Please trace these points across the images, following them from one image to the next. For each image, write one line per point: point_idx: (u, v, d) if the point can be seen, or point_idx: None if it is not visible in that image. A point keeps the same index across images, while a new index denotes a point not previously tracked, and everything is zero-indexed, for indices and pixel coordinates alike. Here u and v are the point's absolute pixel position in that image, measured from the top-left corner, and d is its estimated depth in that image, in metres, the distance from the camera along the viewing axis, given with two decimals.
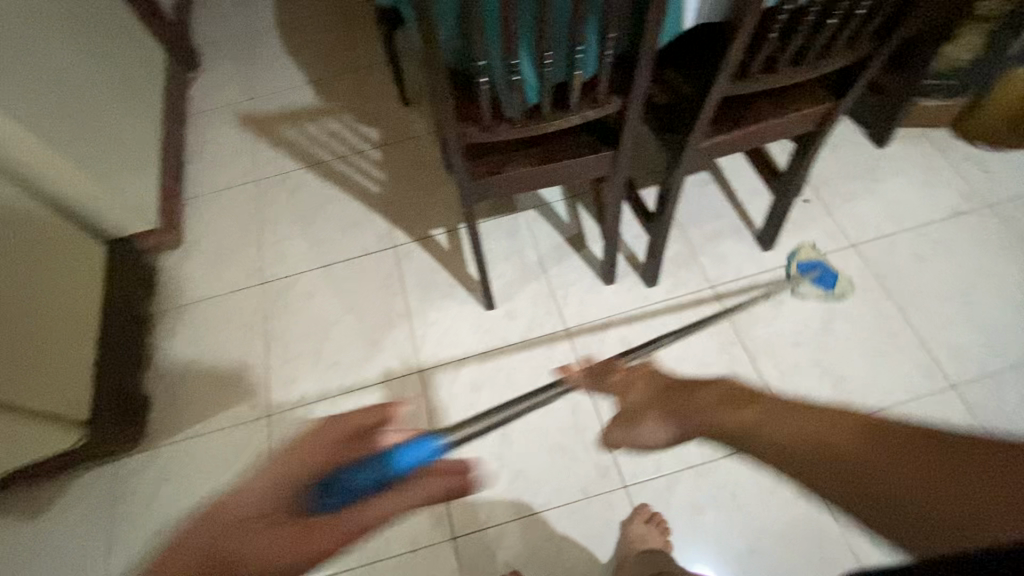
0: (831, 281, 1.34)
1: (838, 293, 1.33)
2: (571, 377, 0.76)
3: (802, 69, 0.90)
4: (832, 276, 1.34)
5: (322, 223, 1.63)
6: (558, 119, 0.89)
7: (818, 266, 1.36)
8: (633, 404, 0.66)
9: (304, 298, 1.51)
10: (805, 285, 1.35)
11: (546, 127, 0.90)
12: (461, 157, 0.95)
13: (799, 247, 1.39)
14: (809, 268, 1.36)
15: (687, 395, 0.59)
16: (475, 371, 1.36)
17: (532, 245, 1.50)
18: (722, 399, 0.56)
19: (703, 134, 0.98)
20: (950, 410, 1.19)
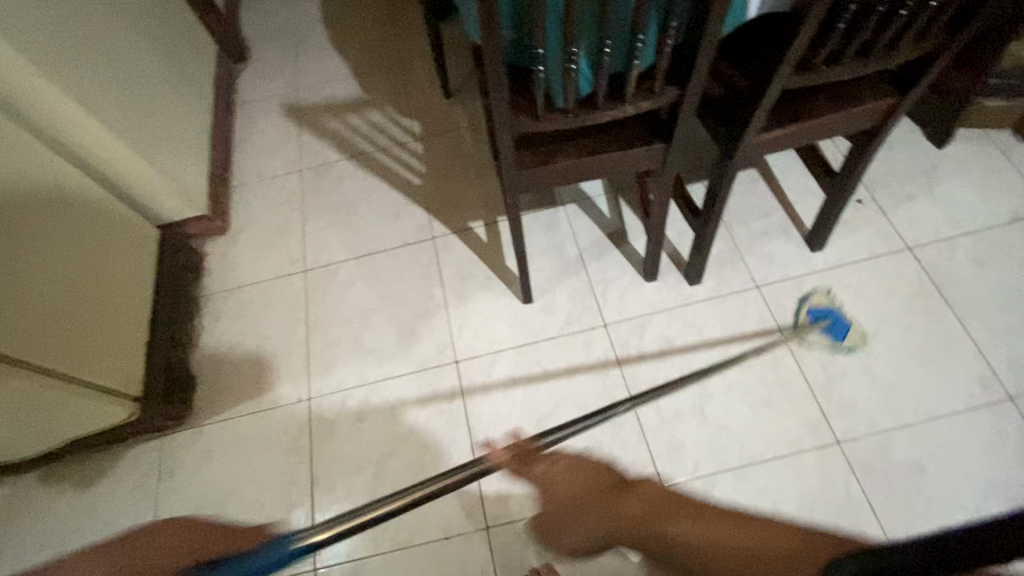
0: (842, 331, 1.26)
1: (849, 345, 1.25)
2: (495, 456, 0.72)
3: (867, 63, 0.87)
4: (843, 327, 1.26)
5: (363, 214, 1.65)
6: (612, 110, 0.89)
7: (830, 315, 1.28)
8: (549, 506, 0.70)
9: (346, 286, 1.53)
10: (813, 334, 1.27)
11: (598, 118, 0.89)
12: (511, 148, 0.95)
13: (812, 291, 1.31)
14: (821, 315, 1.28)
15: None
16: (511, 364, 1.36)
17: (572, 239, 1.50)
18: None
19: (758, 128, 0.96)
20: (1008, 423, 1.14)
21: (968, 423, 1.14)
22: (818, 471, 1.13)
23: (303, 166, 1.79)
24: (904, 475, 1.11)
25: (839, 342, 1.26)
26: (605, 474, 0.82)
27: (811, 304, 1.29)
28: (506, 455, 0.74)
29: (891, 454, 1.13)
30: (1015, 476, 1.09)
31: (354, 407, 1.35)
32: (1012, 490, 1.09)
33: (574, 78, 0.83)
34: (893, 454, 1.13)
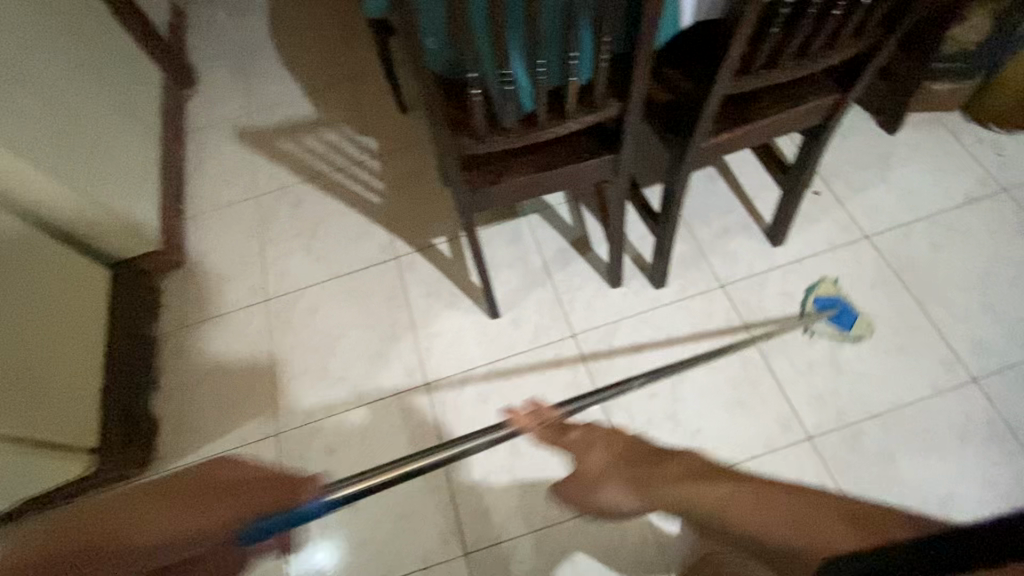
0: (849, 321, 1.25)
1: (854, 335, 1.24)
2: (519, 416, 0.71)
3: (806, 64, 0.87)
4: (850, 316, 1.25)
5: (323, 237, 1.62)
6: (555, 126, 0.87)
7: (837, 304, 1.27)
8: (594, 468, 0.70)
9: (310, 313, 1.50)
10: (819, 323, 1.26)
11: (543, 135, 0.87)
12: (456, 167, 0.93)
13: (819, 281, 1.31)
14: (828, 304, 1.27)
15: (654, 467, 0.65)
16: (482, 382, 1.34)
17: (537, 249, 1.48)
18: (687, 473, 0.61)
19: (705, 133, 0.95)
20: (972, 405, 1.15)
21: (935, 407, 1.16)
22: (791, 467, 1.13)
23: (258, 192, 1.74)
24: (875, 465, 1.12)
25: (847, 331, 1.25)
26: (643, 447, 0.69)
27: (818, 292, 1.28)
28: (532, 415, 0.72)
29: (863, 444, 1.14)
30: (983, 458, 1.11)
31: (326, 439, 1.32)
32: (980, 471, 1.10)
33: (513, 93, 0.81)
34: (865, 445, 1.14)
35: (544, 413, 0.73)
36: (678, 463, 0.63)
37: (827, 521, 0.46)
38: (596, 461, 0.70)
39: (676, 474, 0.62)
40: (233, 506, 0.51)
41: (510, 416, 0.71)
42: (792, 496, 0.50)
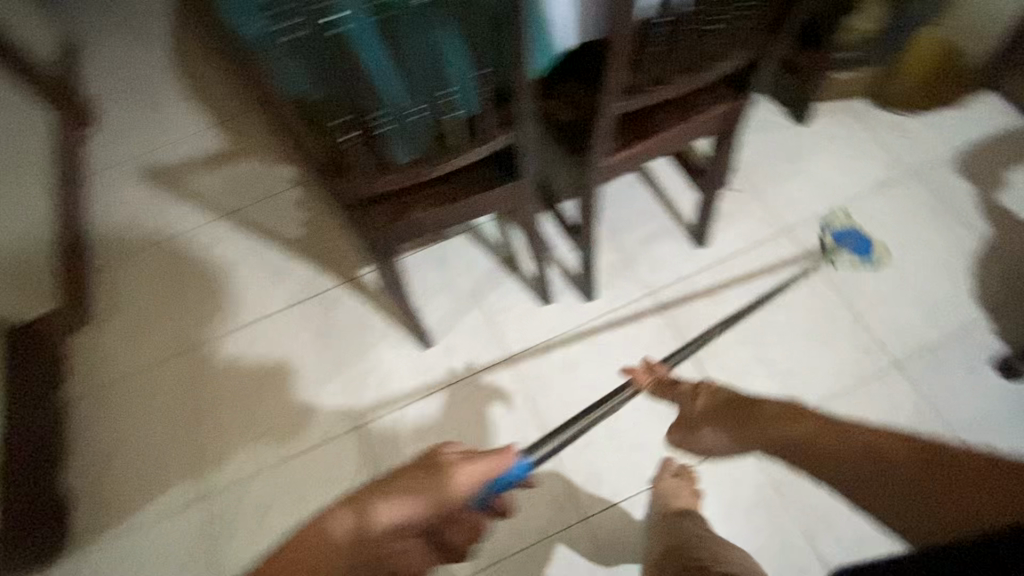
0: (865, 248, 1.31)
1: (874, 260, 1.31)
2: (639, 381, 0.81)
3: (695, 77, 0.84)
4: (867, 243, 1.31)
5: (243, 277, 1.53)
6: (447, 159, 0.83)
7: (851, 234, 1.33)
8: (698, 416, 0.77)
9: (232, 361, 1.41)
10: (840, 254, 1.32)
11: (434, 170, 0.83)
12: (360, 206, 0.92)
13: (831, 214, 1.37)
14: (844, 235, 1.33)
15: (753, 409, 0.66)
16: (419, 417, 1.29)
17: (466, 272, 1.44)
18: (782, 412, 0.62)
19: (605, 152, 0.92)
20: (896, 390, 1.18)
21: (862, 397, 1.18)
22: (733, 473, 1.16)
23: (171, 233, 1.64)
24: None
25: (866, 259, 1.31)
26: (728, 395, 0.73)
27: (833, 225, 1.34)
28: (643, 377, 0.82)
29: None
30: None
31: (259, 496, 1.25)
32: None
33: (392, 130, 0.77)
34: None
35: (647, 373, 0.82)
36: (775, 404, 0.64)
37: (944, 488, 0.46)
38: (700, 407, 0.76)
39: (770, 416, 0.63)
40: (405, 495, 0.62)
41: (630, 380, 0.82)
42: (901, 450, 0.49)
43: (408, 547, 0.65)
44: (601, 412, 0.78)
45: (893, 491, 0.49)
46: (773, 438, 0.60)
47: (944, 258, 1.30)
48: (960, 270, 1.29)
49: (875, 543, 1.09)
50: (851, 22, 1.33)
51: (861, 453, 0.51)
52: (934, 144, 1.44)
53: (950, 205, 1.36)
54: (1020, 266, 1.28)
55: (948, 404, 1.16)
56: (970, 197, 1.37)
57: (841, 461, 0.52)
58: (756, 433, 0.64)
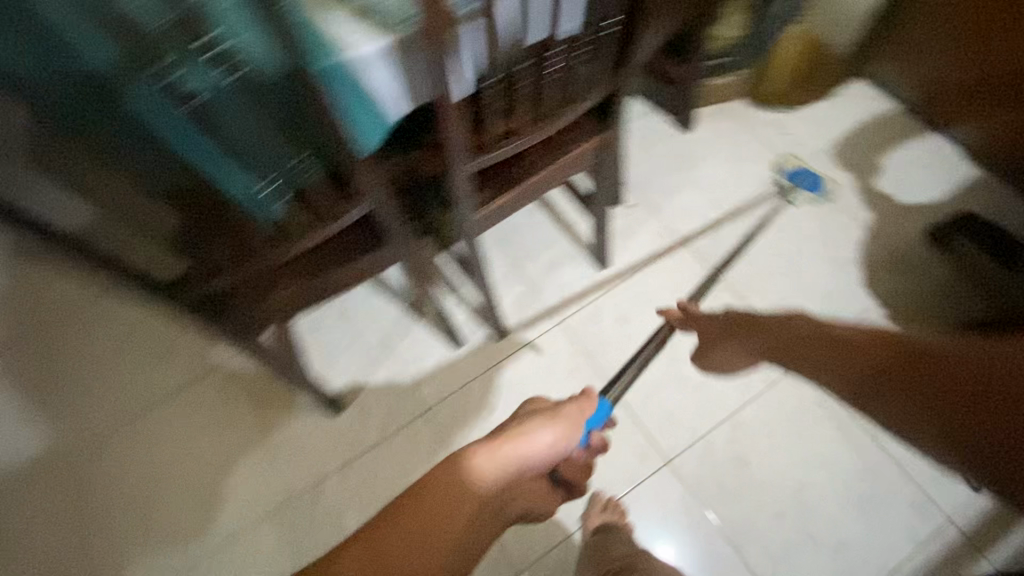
0: (818, 185, 1.40)
1: (826, 195, 1.41)
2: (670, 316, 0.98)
3: (546, 124, 0.80)
4: (818, 180, 1.40)
5: (123, 361, 1.34)
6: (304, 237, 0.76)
7: (804, 172, 1.42)
8: (716, 335, 0.95)
9: (119, 460, 1.25)
10: (797, 193, 1.41)
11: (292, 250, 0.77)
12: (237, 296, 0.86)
13: (783, 157, 1.45)
14: (798, 174, 1.42)
15: (769, 327, 0.84)
16: (338, 490, 1.21)
17: (373, 323, 1.36)
18: (791, 333, 0.79)
19: (472, 207, 0.88)
20: (804, 388, 1.20)
21: (773, 399, 1.20)
22: (655, 495, 1.14)
23: (13, 327, 1.39)
24: (730, 471, 1.14)
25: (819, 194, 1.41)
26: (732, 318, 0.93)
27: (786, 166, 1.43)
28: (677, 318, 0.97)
29: (716, 454, 1.16)
30: (823, 438, 1.16)
31: None
32: (821, 451, 1.15)
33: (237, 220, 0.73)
34: (718, 454, 1.16)
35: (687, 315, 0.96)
36: (795, 322, 0.79)
37: (965, 382, 0.61)
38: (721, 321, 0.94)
39: (783, 336, 0.79)
40: (546, 427, 0.74)
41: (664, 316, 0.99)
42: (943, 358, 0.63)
43: (536, 486, 0.78)
44: (651, 346, 0.98)
45: (908, 400, 0.64)
46: (782, 349, 0.79)
47: (834, 248, 1.35)
48: (850, 259, 1.33)
49: (802, 548, 1.08)
50: (715, 32, 1.37)
51: (854, 354, 0.70)
52: (812, 137, 1.49)
53: (833, 195, 1.41)
54: (902, 248, 1.33)
55: None
56: (851, 185, 1.42)
57: (826, 372, 0.71)
58: (767, 344, 0.83)
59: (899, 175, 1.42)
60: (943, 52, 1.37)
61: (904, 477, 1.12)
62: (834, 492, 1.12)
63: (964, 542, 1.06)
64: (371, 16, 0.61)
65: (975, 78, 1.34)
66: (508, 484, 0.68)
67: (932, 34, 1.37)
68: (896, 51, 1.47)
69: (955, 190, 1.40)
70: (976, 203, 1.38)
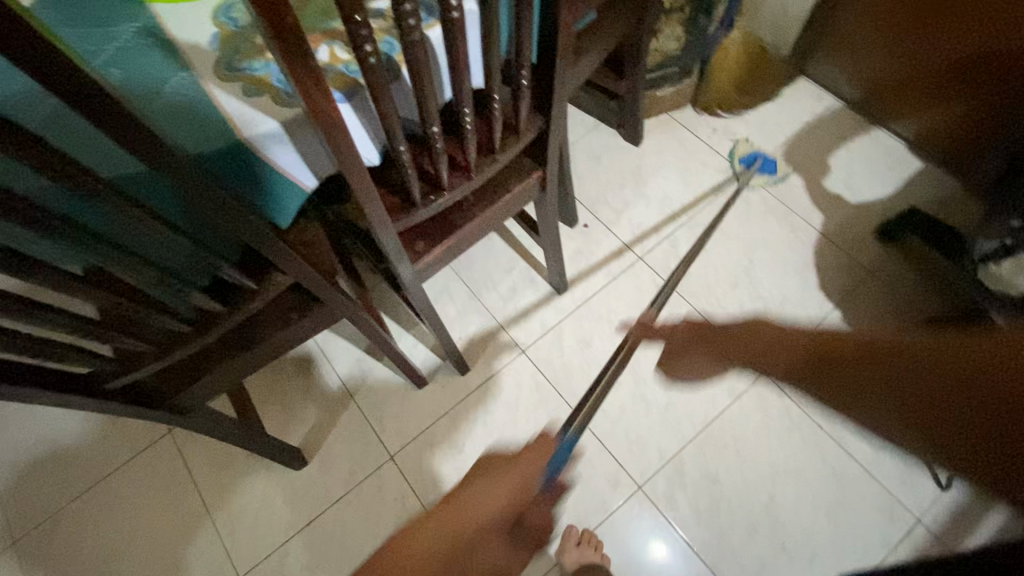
0: (772, 166, 1.43)
1: (780, 176, 1.43)
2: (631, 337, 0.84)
3: (473, 175, 0.77)
4: (772, 162, 1.44)
5: (71, 433, 1.29)
6: (237, 309, 0.71)
7: (758, 156, 1.44)
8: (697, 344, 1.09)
9: (74, 540, 1.20)
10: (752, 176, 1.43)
11: (226, 324, 0.71)
12: (173, 383, 0.80)
13: (736, 143, 1.48)
14: (751, 160, 1.45)
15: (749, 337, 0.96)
16: (306, 549, 1.17)
17: (331, 369, 1.33)
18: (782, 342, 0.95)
19: (407, 260, 0.85)
20: (769, 400, 1.20)
21: (738, 415, 1.19)
22: (628, 524, 1.12)
23: None
24: (701, 491, 1.13)
25: (773, 176, 1.43)
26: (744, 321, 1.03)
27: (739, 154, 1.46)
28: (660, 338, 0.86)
29: (685, 476, 1.15)
30: (791, 450, 1.15)
31: None
32: (791, 464, 1.15)
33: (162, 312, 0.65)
34: (688, 475, 1.15)
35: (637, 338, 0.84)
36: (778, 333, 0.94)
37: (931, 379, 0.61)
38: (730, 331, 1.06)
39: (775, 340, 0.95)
40: (496, 486, 0.66)
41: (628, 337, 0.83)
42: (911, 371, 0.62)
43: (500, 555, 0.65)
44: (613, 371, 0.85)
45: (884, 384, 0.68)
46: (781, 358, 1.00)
47: (789, 252, 1.35)
48: (805, 263, 1.33)
49: (776, 564, 1.07)
50: (653, 46, 1.35)
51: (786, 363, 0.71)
52: (759, 143, 1.49)
53: (784, 199, 1.41)
54: (856, 248, 1.34)
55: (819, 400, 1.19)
56: (801, 188, 1.42)
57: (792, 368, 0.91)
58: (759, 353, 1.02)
59: (848, 175, 1.43)
60: (878, 50, 1.39)
61: (870, 481, 1.12)
62: (803, 504, 1.11)
63: (933, 542, 1.06)
64: (265, 89, 0.59)
65: (911, 75, 1.35)
66: (472, 552, 0.61)
67: (866, 34, 1.39)
68: (834, 51, 1.48)
69: (902, 185, 1.40)
70: (924, 197, 1.39)
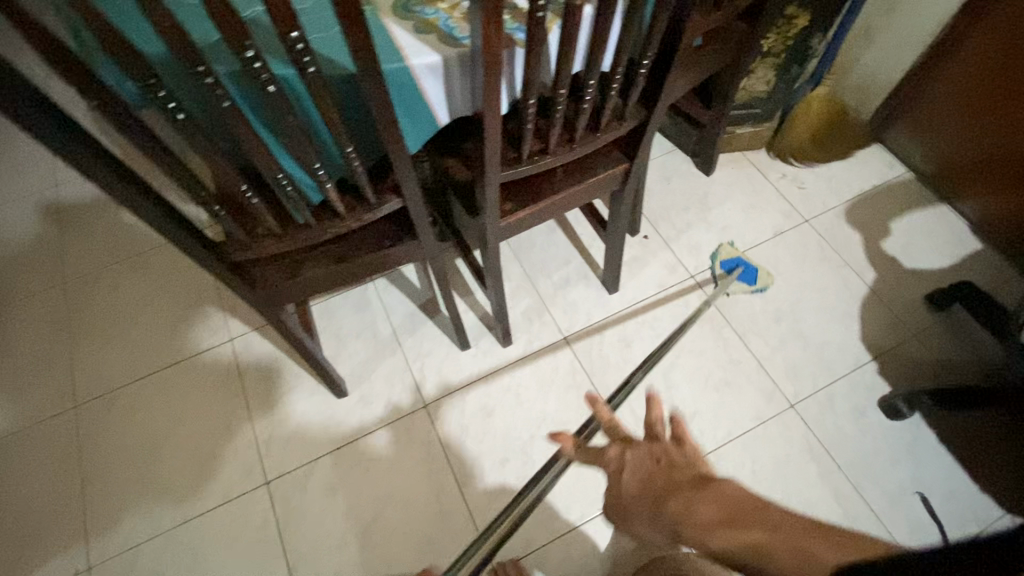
0: (753, 275, 1.42)
1: (761, 285, 1.41)
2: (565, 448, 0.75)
3: (575, 149, 0.87)
4: (753, 271, 1.42)
5: (144, 324, 1.41)
6: (353, 218, 0.81)
7: (740, 263, 1.43)
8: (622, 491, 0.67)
9: (127, 416, 1.30)
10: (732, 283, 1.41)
11: (341, 227, 0.81)
12: (279, 276, 0.91)
13: (719, 247, 1.47)
14: (732, 266, 1.43)
15: (688, 494, 0.61)
16: (330, 472, 1.24)
17: (385, 317, 1.42)
18: (720, 506, 0.58)
19: (498, 215, 0.94)
20: (793, 431, 1.24)
21: (759, 439, 1.23)
22: None
23: (53, 280, 1.48)
24: None
25: (753, 286, 1.41)
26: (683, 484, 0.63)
27: (721, 258, 1.45)
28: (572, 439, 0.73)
29: None
30: (806, 484, 1.18)
31: (146, 568, 1.15)
32: (804, 497, 1.17)
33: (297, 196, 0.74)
34: None
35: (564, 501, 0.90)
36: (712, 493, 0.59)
37: None
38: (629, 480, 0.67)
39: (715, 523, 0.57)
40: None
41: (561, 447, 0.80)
42: None
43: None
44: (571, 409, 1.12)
45: None
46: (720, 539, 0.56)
47: (836, 301, 1.39)
48: (849, 313, 1.38)
49: None
50: (743, 84, 1.44)
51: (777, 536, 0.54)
52: (826, 196, 1.56)
53: (842, 251, 1.47)
54: (902, 309, 1.38)
55: (842, 443, 1.22)
56: (859, 244, 1.47)
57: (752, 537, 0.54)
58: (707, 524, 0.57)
59: (906, 241, 1.48)
60: (961, 130, 1.44)
61: (878, 525, 1.14)
62: None
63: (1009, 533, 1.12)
64: (433, 30, 0.70)
65: (986, 161, 1.41)
66: None
67: (948, 111, 1.45)
68: (913, 125, 1.55)
69: (959, 262, 1.44)
70: (978, 275, 1.42)
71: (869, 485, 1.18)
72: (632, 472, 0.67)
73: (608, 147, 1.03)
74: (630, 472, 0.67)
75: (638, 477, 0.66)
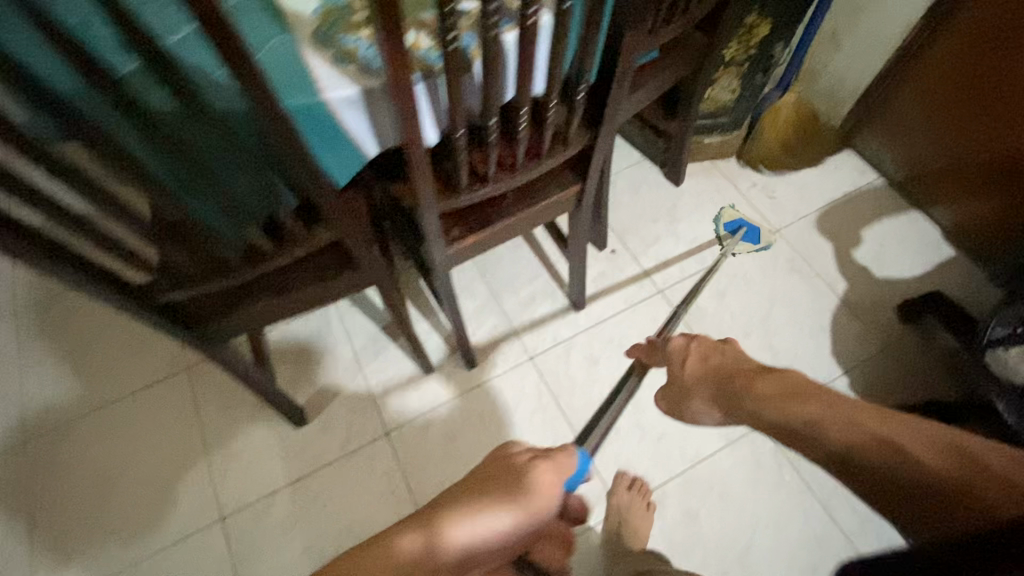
0: (757, 235, 1.41)
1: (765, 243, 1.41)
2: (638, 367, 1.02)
3: (516, 175, 0.83)
4: (757, 231, 1.41)
5: (97, 355, 1.37)
6: (280, 253, 0.78)
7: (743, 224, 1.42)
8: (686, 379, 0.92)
9: (79, 451, 1.26)
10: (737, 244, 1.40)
11: (267, 263, 0.78)
12: (211, 312, 0.87)
13: (721, 210, 1.47)
14: (735, 228, 1.42)
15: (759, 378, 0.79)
16: (289, 505, 1.21)
17: (347, 340, 1.38)
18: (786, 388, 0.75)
19: (441, 243, 0.91)
20: (761, 450, 1.21)
21: (728, 459, 1.20)
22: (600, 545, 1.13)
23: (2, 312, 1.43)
24: (681, 527, 1.14)
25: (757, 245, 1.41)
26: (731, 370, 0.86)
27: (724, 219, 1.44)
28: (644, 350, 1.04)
29: (663, 508, 1.16)
30: (775, 505, 1.16)
31: None
32: (773, 519, 1.15)
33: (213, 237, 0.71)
34: (668, 507, 1.16)
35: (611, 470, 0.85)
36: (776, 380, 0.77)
37: None
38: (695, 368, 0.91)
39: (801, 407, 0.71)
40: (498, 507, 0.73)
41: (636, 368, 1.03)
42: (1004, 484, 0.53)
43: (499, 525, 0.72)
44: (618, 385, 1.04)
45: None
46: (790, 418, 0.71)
47: (807, 314, 1.36)
48: (820, 326, 1.35)
49: None
50: (708, 94, 1.41)
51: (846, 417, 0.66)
52: (798, 204, 1.53)
53: (813, 261, 1.44)
54: (874, 320, 1.35)
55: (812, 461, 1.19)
56: (830, 254, 1.45)
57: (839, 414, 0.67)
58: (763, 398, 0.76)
59: (879, 249, 1.45)
60: (930, 136, 1.42)
61: (846, 545, 1.12)
62: (778, 561, 1.11)
63: None
64: (352, 60, 0.66)
65: (955, 166, 1.39)
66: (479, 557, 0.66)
67: (917, 116, 1.42)
68: (883, 131, 1.52)
69: (931, 270, 1.42)
70: (950, 283, 1.40)
71: (840, 505, 1.15)
72: (697, 359, 0.92)
73: (558, 169, 1.00)
74: (696, 356, 0.92)
75: (701, 365, 0.91)
